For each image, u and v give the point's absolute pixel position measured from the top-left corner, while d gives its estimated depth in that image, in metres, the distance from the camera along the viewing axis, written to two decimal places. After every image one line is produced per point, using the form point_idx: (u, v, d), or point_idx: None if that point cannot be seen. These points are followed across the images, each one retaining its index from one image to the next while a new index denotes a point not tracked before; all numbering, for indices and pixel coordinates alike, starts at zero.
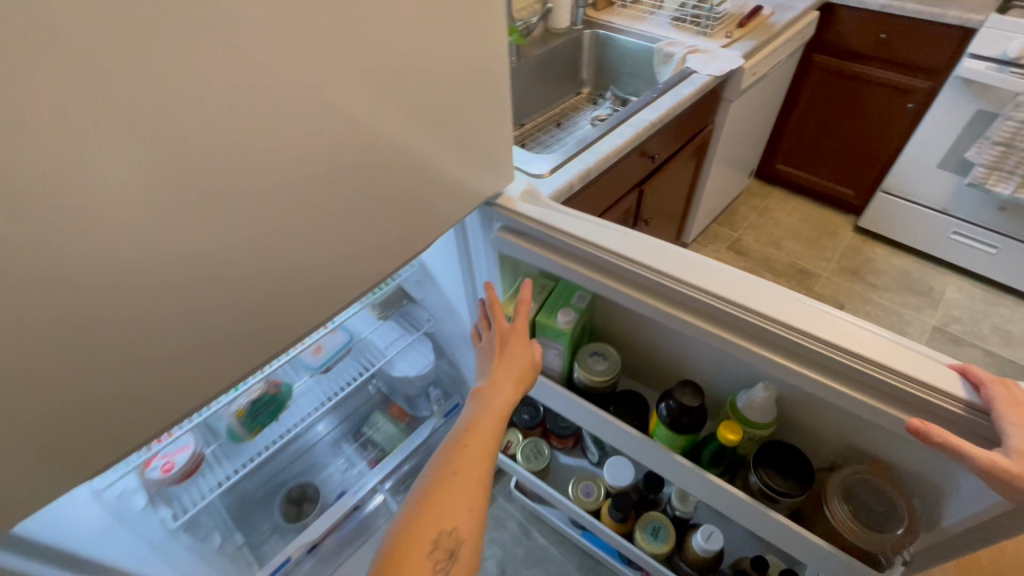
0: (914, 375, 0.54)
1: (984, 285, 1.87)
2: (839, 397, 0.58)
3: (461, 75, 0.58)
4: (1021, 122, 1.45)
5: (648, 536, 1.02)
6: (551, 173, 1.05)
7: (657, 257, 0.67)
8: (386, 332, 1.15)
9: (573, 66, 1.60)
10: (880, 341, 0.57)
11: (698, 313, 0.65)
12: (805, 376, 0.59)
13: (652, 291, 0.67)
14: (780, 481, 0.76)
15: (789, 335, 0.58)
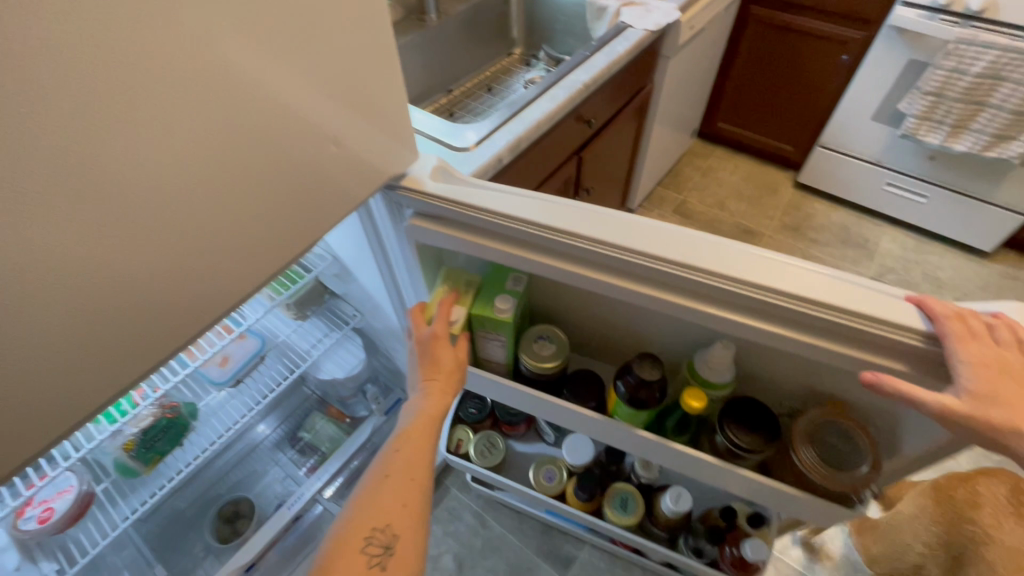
0: (915, 325, 0.45)
1: (916, 234, 1.93)
2: (844, 359, 0.49)
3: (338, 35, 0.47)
4: (951, 71, 1.46)
5: (616, 509, 0.83)
6: (478, 146, 0.94)
7: (600, 225, 0.54)
8: (309, 332, 1.02)
9: (502, 23, 1.47)
10: (865, 291, 0.48)
11: (648, 281, 0.54)
12: (805, 341, 0.49)
13: (592, 263, 0.55)
14: (752, 439, 0.60)
15: (770, 299, 0.48)
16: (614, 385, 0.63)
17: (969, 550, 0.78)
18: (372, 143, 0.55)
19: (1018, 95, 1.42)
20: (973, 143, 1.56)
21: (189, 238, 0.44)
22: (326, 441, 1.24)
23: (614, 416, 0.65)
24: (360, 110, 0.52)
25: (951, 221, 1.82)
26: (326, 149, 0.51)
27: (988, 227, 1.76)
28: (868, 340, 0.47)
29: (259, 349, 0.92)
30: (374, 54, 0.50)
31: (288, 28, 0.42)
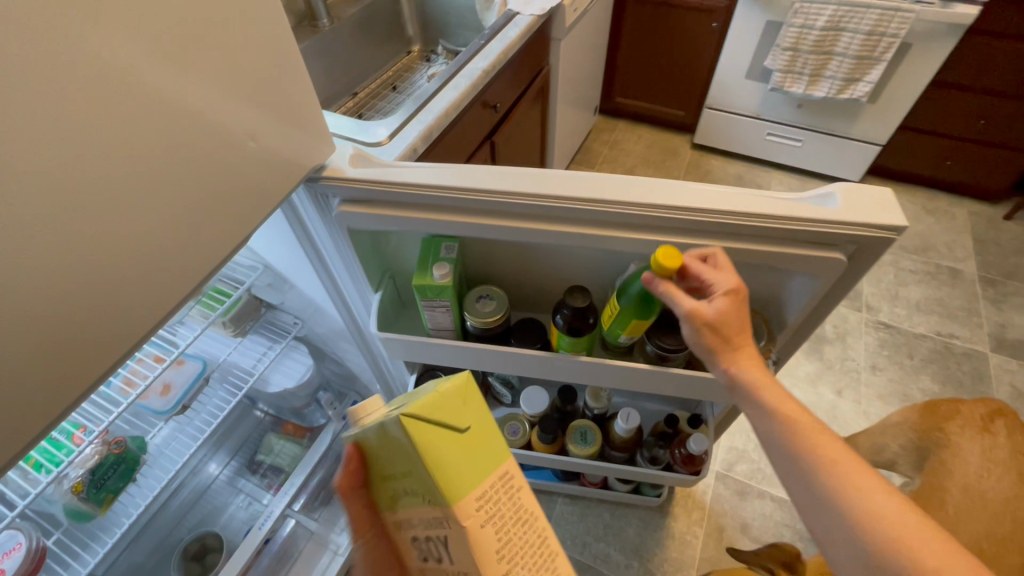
0: (786, 214, 0.54)
1: (799, 175, 2.16)
2: (737, 255, 0.58)
3: (244, 36, 0.49)
4: (801, 27, 1.67)
5: (577, 443, 0.89)
6: (391, 140, 0.98)
7: (516, 181, 0.60)
8: (250, 348, 1.01)
9: (396, 22, 1.50)
10: (746, 197, 0.57)
11: (568, 220, 0.60)
12: (701, 246, 0.58)
13: (517, 214, 0.61)
14: (675, 339, 0.67)
15: (671, 215, 0.56)
16: (553, 320, 0.68)
17: (921, 445, 0.90)
18: (286, 135, 0.57)
19: (857, 42, 1.64)
20: (829, 88, 1.78)
21: (115, 244, 0.45)
22: (286, 460, 1.22)
23: (559, 349, 0.71)
24: (269, 107, 0.54)
25: (825, 159, 2.06)
26: (241, 147, 0.53)
27: (854, 159, 2.01)
28: (755, 234, 0.56)
29: (202, 371, 0.91)
30: (276, 54, 0.53)
31: (184, 32, 0.44)
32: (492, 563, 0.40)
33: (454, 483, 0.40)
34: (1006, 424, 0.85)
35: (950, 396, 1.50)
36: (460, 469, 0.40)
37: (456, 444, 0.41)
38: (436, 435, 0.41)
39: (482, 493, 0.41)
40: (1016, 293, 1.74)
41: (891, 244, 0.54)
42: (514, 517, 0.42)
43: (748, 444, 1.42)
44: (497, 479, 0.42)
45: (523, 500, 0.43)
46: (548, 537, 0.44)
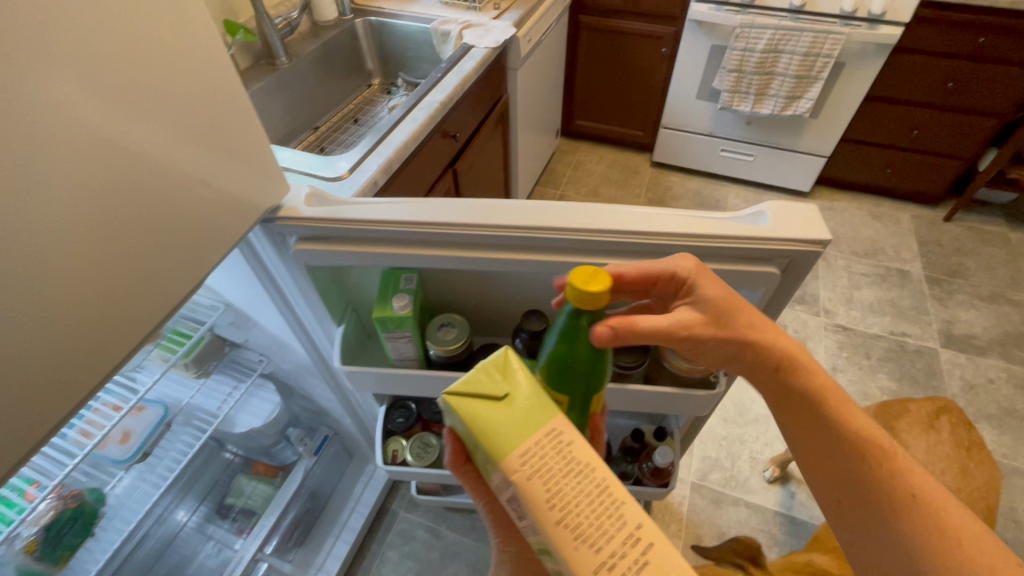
0: (722, 233, 0.58)
1: (754, 187, 2.26)
2: None
3: (195, 85, 0.51)
4: (743, 50, 1.78)
5: None
6: (351, 173, 0.99)
7: (469, 213, 0.63)
8: (214, 389, 1.00)
9: (354, 57, 1.53)
10: (686, 218, 0.60)
11: (520, 247, 0.63)
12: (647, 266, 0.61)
13: (472, 244, 0.63)
14: (630, 356, 0.70)
15: (617, 238, 0.59)
16: (513, 344, 0.70)
17: None
18: (237, 175, 0.58)
19: (795, 63, 1.76)
20: (774, 106, 1.88)
21: (68, 293, 0.45)
22: (259, 502, 1.18)
23: None
24: (220, 151, 0.55)
25: (777, 172, 2.16)
26: (190, 191, 0.53)
27: (803, 171, 2.11)
28: (696, 252, 0.60)
29: (163, 417, 0.90)
30: (224, 99, 0.54)
31: (130, 82, 0.45)
32: (545, 513, 0.40)
33: (499, 442, 0.42)
34: (949, 420, 0.90)
35: (907, 392, 1.57)
36: (502, 430, 0.42)
37: (499, 408, 0.43)
38: (478, 403, 0.44)
39: (528, 450, 0.41)
40: (960, 290, 1.84)
41: (819, 256, 0.58)
42: (566, 469, 0.41)
43: (720, 451, 1.45)
44: (544, 435, 0.42)
45: (577, 454, 0.42)
46: (610, 486, 0.41)
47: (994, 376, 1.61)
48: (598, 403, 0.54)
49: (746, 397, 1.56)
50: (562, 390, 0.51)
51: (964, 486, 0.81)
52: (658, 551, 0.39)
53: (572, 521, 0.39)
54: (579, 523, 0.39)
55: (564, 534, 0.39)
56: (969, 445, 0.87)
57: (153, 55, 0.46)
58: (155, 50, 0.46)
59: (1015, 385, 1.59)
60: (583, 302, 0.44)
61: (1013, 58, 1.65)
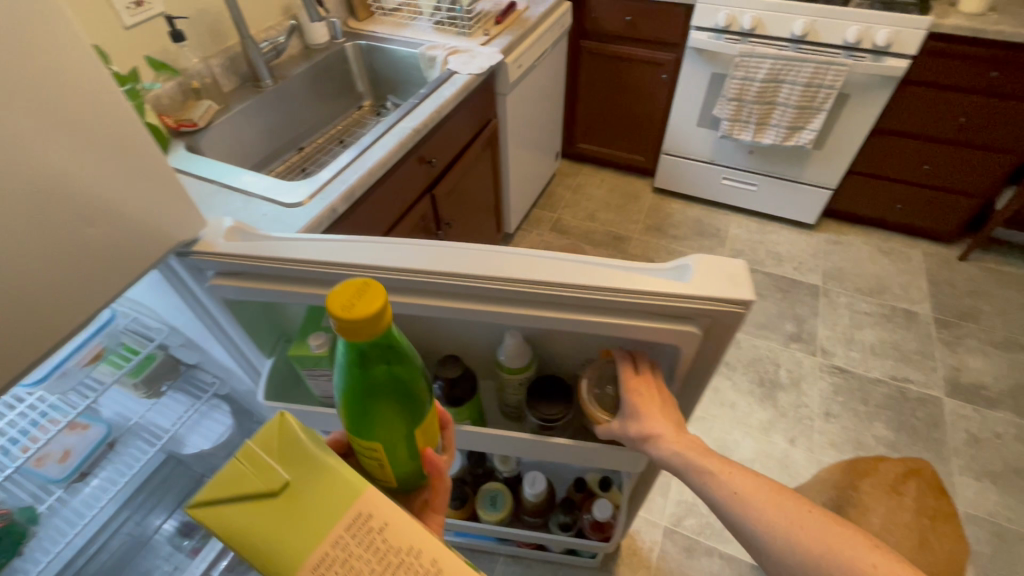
0: (642, 289, 0.55)
1: (758, 217, 2.19)
2: (606, 326, 0.58)
3: (113, 118, 0.50)
4: (743, 79, 1.75)
5: (487, 508, 0.86)
6: (311, 199, 0.99)
7: (381, 255, 0.60)
8: (168, 408, 1.00)
9: (345, 80, 1.55)
10: (608, 270, 0.57)
11: (431, 292, 0.61)
12: (568, 319, 0.59)
13: (389, 287, 0.61)
14: (554, 409, 0.68)
15: (533, 290, 0.57)
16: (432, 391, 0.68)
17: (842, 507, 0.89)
18: (158, 207, 0.57)
19: (797, 93, 1.71)
20: (775, 136, 1.83)
21: None
22: None
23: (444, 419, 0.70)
24: (144, 181, 0.54)
25: (780, 204, 2.09)
26: (106, 223, 0.52)
27: (808, 203, 2.04)
28: (621, 307, 0.56)
29: (105, 437, 0.92)
30: (145, 135, 0.53)
31: (28, 119, 0.44)
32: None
33: (285, 554, 0.37)
34: (917, 484, 0.85)
35: (906, 444, 1.47)
36: (285, 538, 0.37)
37: (277, 509, 0.39)
38: (251, 510, 0.38)
39: (324, 555, 0.37)
40: (971, 335, 1.73)
41: (741, 317, 0.54)
42: (375, 564, 0.37)
43: (697, 496, 1.39)
44: (347, 528, 0.38)
45: (387, 540, 0.39)
46: (432, 566, 0.38)
47: (1003, 431, 1.50)
48: (429, 434, 0.49)
49: (730, 439, 1.49)
50: (371, 436, 0.45)
51: (922, 561, 0.76)
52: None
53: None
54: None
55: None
56: (932, 513, 0.82)
57: (58, 93, 0.45)
58: (63, 84, 0.45)
59: None
60: (350, 334, 0.37)
61: None
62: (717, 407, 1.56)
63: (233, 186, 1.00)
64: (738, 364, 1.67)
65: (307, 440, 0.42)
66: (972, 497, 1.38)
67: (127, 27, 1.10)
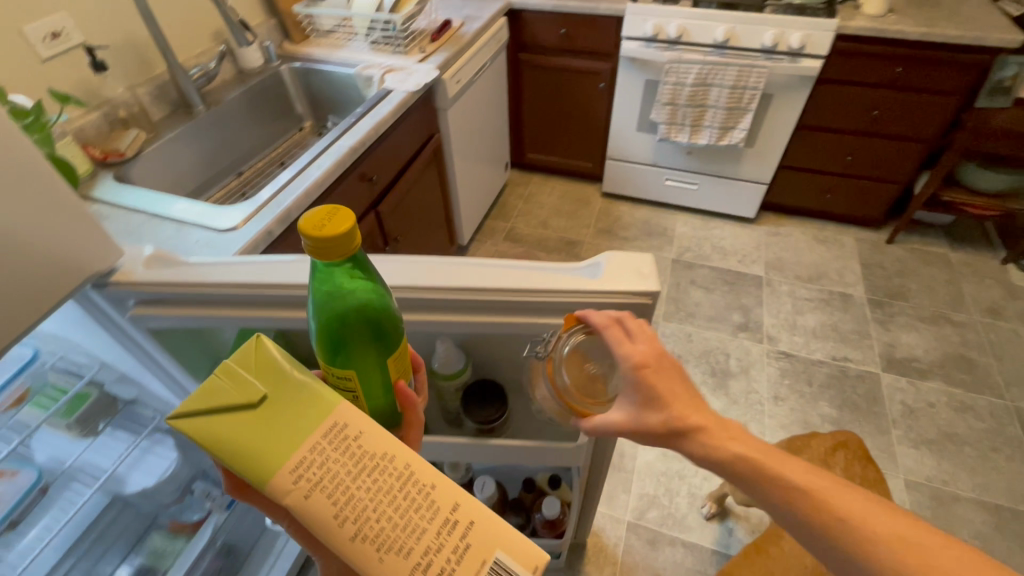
0: (557, 288, 0.57)
1: (702, 215, 2.27)
2: (528, 325, 0.61)
3: (13, 156, 0.50)
4: (674, 84, 1.83)
5: None
6: (246, 223, 0.98)
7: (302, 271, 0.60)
8: (108, 446, 0.97)
9: (283, 102, 1.54)
10: (526, 272, 0.60)
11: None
12: (492, 321, 0.61)
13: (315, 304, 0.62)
14: (488, 411, 0.69)
15: (455, 295, 0.58)
16: None
17: None
18: (73, 239, 0.57)
19: (725, 95, 1.80)
20: (709, 137, 1.92)
21: None
22: (169, 561, 1.05)
23: None
24: (52, 214, 0.54)
25: (721, 201, 2.19)
26: (12, 259, 0.51)
27: (747, 198, 2.14)
28: (540, 306, 0.59)
29: (36, 482, 0.86)
30: (48, 168, 0.53)
31: None
32: (339, 531, 0.34)
33: (262, 462, 0.34)
34: (845, 456, 0.92)
35: (849, 420, 1.55)
36: (263, 447, 0.35)
37: (254, 421, 0.36)
38: (226, 421, 0.36)
39: (303, 461, 0.35)
40: (902, 313, 1.85)
41: (651, 308, 0.58)
42: (354, 469, 0.35)
43: (658, 488, 1.42)
44: (323, 436, 0.36)
45: (365, 447, 0.36)
46: (413, 472, 0.36)
47: (935, 400, 1.60)
48: (401, 369, 0.45)
49: None
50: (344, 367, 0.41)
51: None
52: (477, 528, 0.36)
53: (371, 530, 0.34)
54: (379, 529, 0.34)
55: (369, 547, 0.34)
56: (859, 480, 0.88)
57: None
58: None
59: (955, 409, 1.58)
60: (323, 253, 0.35)
61: (929, 86, 1.71)
62: None
63: (162, 216, 0.98)
64: (691, 357, 1.73)
65: (283, 358, 0.39)
66: (911, 464, 1.46)
67: (43, 60, 1.07)
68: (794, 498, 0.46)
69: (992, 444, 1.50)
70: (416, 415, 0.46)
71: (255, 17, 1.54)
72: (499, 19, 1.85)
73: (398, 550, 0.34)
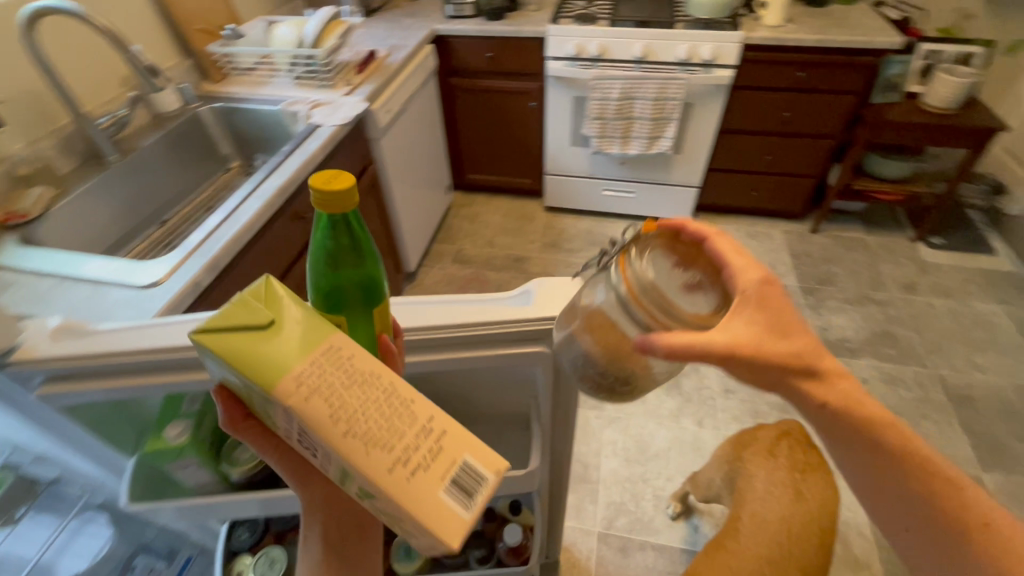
0: (490, 319, 0.58)
1: (642, 221, 2.35)
2: (466, 360, 0.61)
3: None
4: (601, 99, 1.91)
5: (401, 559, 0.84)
6: (170, 276, 0.94)
7: None
8: (32, 532, 0.90)
9: (206, 144, 1.49)
10: (459, 307, 0.60)
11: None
12: (430, 360, 0.61)
13: None
14: None
15: None
16: None
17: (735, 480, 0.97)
18: None
19: (649, 106, 1.89)
20: (639, 146, 2.00)
21: None
22: None
23: None
24: None
25: (657, 206, 2.27)
26: None
27: (680, 202, 2.23)
28: (475, 340, 0.59)
29: None
30: None
31: None
32: (332, 431, 0.36)
33: (267, 371, 0.37)
34: (788, 444, 0.96)
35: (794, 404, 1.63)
36: (269, 359, 0.37)
37: (263, 339, 0.38)
38: (239, 337, 0.38)
39: (303, 370, 0.37)
40: (832, 297, 1.97)
41: None
42: (348, 380, 0.38)
43: (624, 496, 1.44)
44: (321, 353, 0.38)
45: (358, 364, 0.39)
46: (397, 387, 0.40)
47: (868, 376, 1.71)
48: (384, 322, 0.48)
49: (646, 433, 1.57)
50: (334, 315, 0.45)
51: (795, 512, 0.86)
52: (451, 434, 0.39)
53: (361, 429, 0.37)
54: (368, 428, 0.37)
55: (358, 444, 0.37)
56: (803, 465, 0.93)
57: None
58: None
59: (886, 382, 1.70)
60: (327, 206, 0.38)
61: (829, 87, 1.86)
62: (630, 404, 1.65)
63: (74, 277, 0.92)
64: None
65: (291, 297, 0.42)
66: None
67: None
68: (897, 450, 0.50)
69: (921, 411, 1.62)
70: (396, 366, 0.50)
71: (167, 59, 1.50)
72: (424, 47, 1.87)
73: (387, 446, 0.37)
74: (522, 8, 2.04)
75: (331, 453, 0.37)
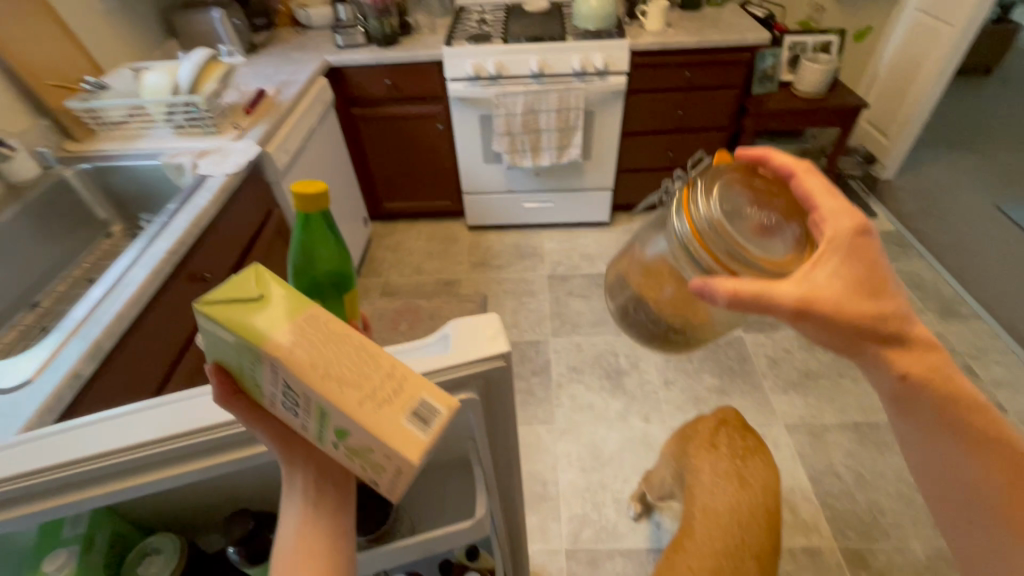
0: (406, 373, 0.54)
1: (565, 227, 2.39)
2: None
3: None
4: (506, 115, 1.93)
5: None
6: (43, 372, 0.82)
7: (95, 438, 0.49)
8: None
9: (77, 210, 1.33)
10: None
11: (170, 462, 0.51)
12: None
13: (120, 472, 0.51)
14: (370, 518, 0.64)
15: None
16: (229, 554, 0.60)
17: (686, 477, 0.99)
18: None
19: (553, 118, 1.93)
20: (550, 157, 2.04)
21: None
22: None
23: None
24: None
25: (577, 212, 2.32)
26: None
27: (598, 205, 2.29)
28: None
29: None
30: None
31: None
32: (309, 375, 0.36)
33: (258, 326, 0.37)
34: (727, 431, 0.99)
35: (729, 385, 1.71)
36: (262, 320, 0.37)
37: (255, 308, 0.38)
38: (233, 305, 0.38)
39: (287, 328, 0.37)
40: None
41: (507, 368, 0.57)
42: (323, 336, 0.38)
43: (586, 506, 1.44)
44: (304, 321, 0.38)
45: (337, 327, 0.39)
46: (366, 345, 0.40)
47: (789, 346, 1.83)
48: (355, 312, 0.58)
49: (598, 438, 1.58)
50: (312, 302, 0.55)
51: (744, 500, 0.88)
52: (409, 376, 0.39)
53: (338, 372, 0.37)
54: (344, 373, 0.37)
55: (331, 386, 0.36)
56: (743, 451, 0.96)
57: None
58: None
59: (806, 348, 1.82)
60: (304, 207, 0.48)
61: (713, 84, 1.99)
62: (579, 413, 1.65)
63: None
64: (586, 366, 1.79)
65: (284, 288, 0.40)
66: (787, 408, 1.65)
67: None
68: (970, 413, 0.49)
69: (840, 370, 1.75)
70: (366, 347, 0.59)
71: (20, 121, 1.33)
72: (317, 80, 1.79)
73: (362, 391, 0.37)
74: (415, 32, 2.03)
75: (309, 400, 0.37)
